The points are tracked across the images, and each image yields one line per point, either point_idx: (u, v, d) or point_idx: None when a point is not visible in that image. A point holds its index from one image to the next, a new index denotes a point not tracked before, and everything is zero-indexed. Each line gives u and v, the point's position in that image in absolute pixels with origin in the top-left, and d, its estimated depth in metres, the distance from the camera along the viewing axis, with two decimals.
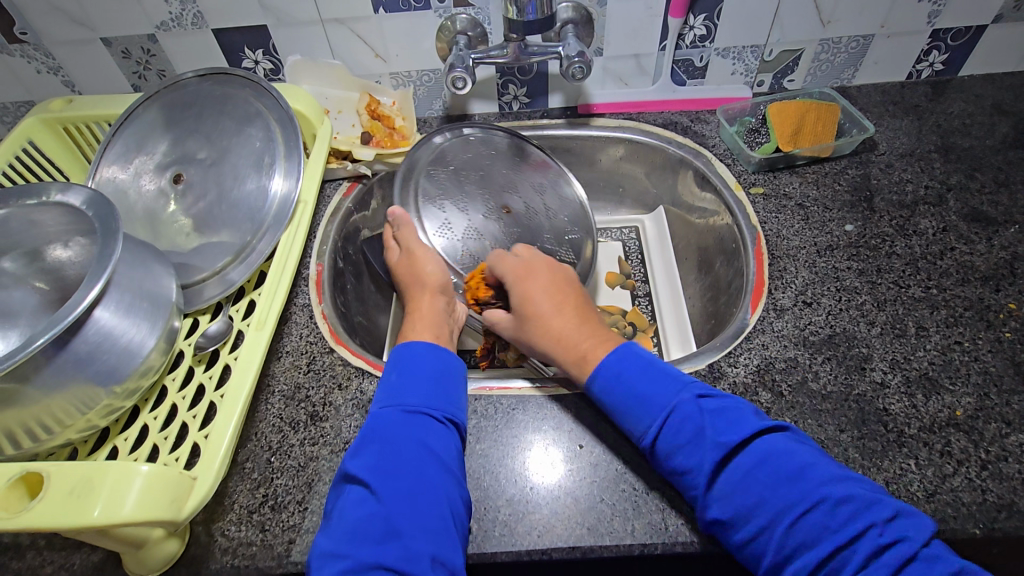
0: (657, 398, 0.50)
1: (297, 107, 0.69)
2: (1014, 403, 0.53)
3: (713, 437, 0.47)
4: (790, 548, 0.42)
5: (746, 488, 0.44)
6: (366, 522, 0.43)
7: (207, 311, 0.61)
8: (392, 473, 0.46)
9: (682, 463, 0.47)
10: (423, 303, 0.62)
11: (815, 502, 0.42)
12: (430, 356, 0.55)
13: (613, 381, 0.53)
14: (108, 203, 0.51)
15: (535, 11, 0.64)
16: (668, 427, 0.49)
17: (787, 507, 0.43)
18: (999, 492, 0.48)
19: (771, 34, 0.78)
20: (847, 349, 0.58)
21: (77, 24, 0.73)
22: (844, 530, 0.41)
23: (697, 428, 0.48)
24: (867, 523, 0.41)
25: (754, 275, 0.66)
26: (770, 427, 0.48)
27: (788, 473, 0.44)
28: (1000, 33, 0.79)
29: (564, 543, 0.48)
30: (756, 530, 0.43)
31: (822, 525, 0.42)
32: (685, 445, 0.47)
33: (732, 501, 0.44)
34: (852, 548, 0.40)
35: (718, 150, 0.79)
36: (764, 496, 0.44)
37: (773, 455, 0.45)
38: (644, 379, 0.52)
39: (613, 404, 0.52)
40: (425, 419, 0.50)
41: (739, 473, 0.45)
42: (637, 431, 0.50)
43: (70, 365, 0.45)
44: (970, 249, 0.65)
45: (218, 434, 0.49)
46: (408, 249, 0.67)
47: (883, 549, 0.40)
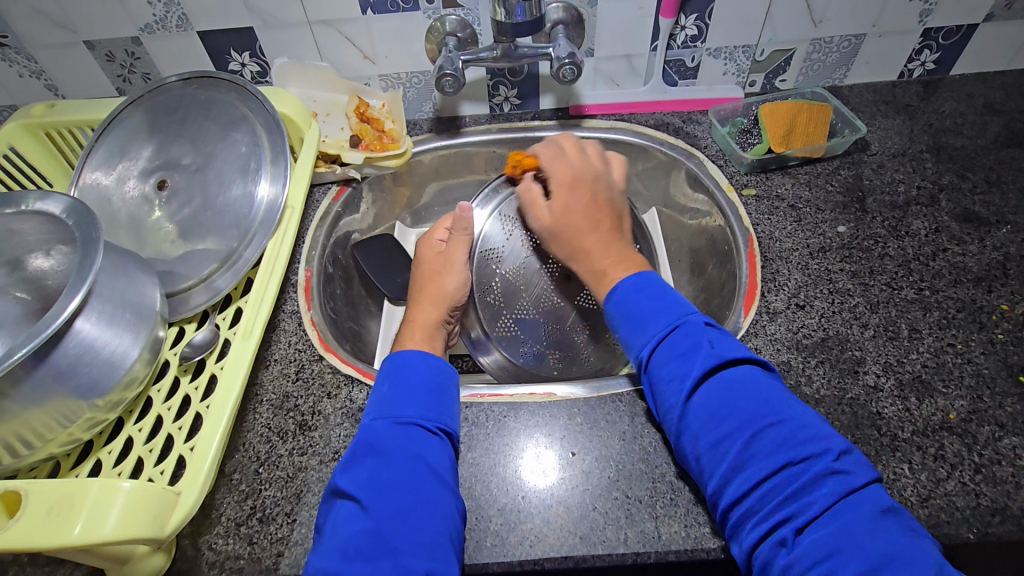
0: (664, 313, 0.51)
1: (283, 111, 0.68)
2: (1007, 405, 0.53)
3: (708, 350, 0.48)
4: (742, 463, 0.43)
5: (720, 402, 0.45)
6: (359, 540, 0.43)
7: (193, 320, 0.60)
8: (384, 488, 0.46)
9: (671, 370, 0.48)
10: (419, 314, 0.64)
11: (780, 423, 0.44)
12: (422, 367, 0.55)
13: (631, 295, 0.54)
14: (89, 211, 0.50)
15: (524, 13, 0.63)
16: (669, 339, 0.50)
17: (750, 426, 0.44)
18: (993, 496, 0.48)
19: (762, 33, 0.77)
20: (840, 352, 0.57)
21: (59, 26, 0.71)
22: (798, 449, 0.42)
23: (694, 344, 0.49)
24: (820, 450, 0.42)
25: (747, 278, 0.65)
26: (755, 359, 0.49)
27: (764, 397, 0.45)
28: (991, 32, 0.78)
29: (556, 553, 0.48)
30: (719, 441, 0.44)
31: (779, 446, 0.42)
32: (674, 358, 0.48)
33: (710, 407, 0.46)
34: (800, 469, 0.41)
35: (711, 152, 0.78)
36: (736, 411, 0.45)
37: (755, 381, 0.46)
38: (656, 297, 0.53)
39: (622, 319, 0.54)
40: (419, 431, 0.49)
41: (722, 388, 0.46)
42: (636, 339, 0.52)
43: (51, 379, 0.44)
44: (962, 250, 0.65)
45: (204, 445, 0.48)
46: (448, 255, 0.69)
47: (830, 473, 0.41)
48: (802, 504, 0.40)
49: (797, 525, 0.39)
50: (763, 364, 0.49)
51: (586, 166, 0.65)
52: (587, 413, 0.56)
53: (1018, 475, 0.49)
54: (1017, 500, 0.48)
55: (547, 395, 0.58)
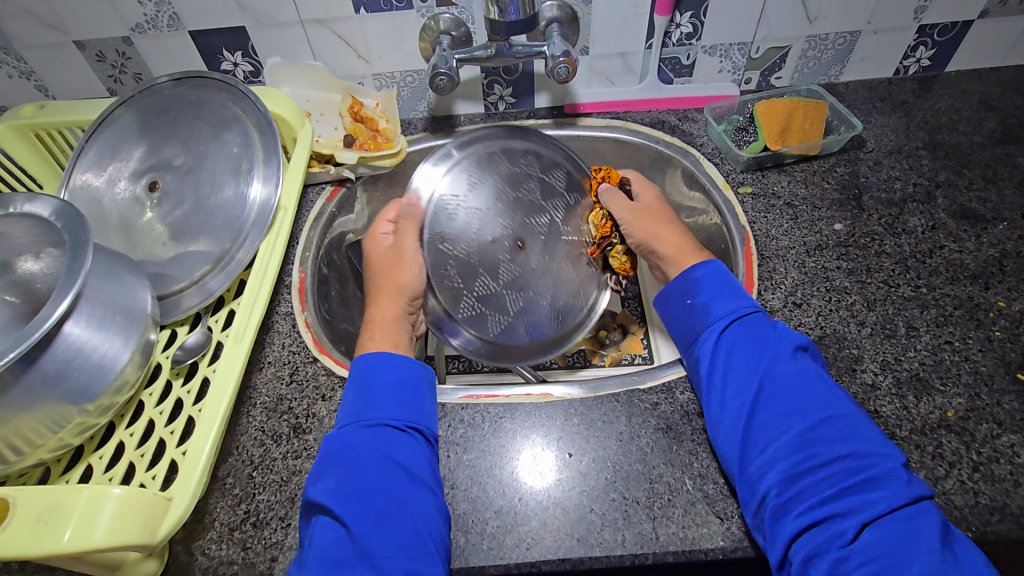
0: (740, 299, 0.56)
1: (276, 110, 0.67)
2: (1005, 403, 0.53)
3: (787, 340, 0.53)
4: (808, 443, 0.47)
5: (794, 384, 0.50)
6: (336, 548, 0.43)
7: (186, 322, 0.60)
8: (358, 493, 0.46)
9: (745, 349, 0.53)
10: (379, 312, 0.60)
11: (846, 419, 0.47)
12: (389, 364, 0.54)
13: (711, 277, 0.59)
14: (78, 213, 0.49)
15: (517, 12, 0.62)
16: (748, 323, 0.54)
17: (818, 412, 0.48)
18: (991, 494, 0.48)
19: (757, 31, 0.77)
20: (837, 350, 0.57)
21: (48, 27, 0.71)
22: (863, 445, 0.46)
23: (769, 333, 0.53)
24: (884, 451, 0.46)
25: (744, 277, 0.65)
26: (820, 363, 0.54)
27: (831, 393, 0.49)
28: (986, 28, 0.78)
29: (553, 555, 0.47)
30: (786, 418, 0.48)
31: (845, 437, 0.46)
32: (751, 339, 0.53)
33: (785, 385, 0.50)
34: (869, 463, 0.45)
35: (707, 149, 0.78)
36: (806, 397, 0.49)
37: (822, 378, 0.51)
38: (733, 287, 0.58)
39: (698, 292, 0.58)
40: (390, 433, 0.50)
41: (796, 371, 0.50)
42: (716, 311, 0.56)
43: (39, 384, 0.43)
44: (959, 247, 0.65)
45: (196, 449, 0.47)
46: (399, 246, 0.62)
47: (894, 475, 0.44)
48: (866, 497, 0.43)
49: (860, 519, 0.43)
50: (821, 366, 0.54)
51: (643, 204, 0.70)
52: (585, 413, 0.55)
53: (1016, 473, 0.49)
54: (1015, 498, 0.48)
55: (543, 396, 0.57)
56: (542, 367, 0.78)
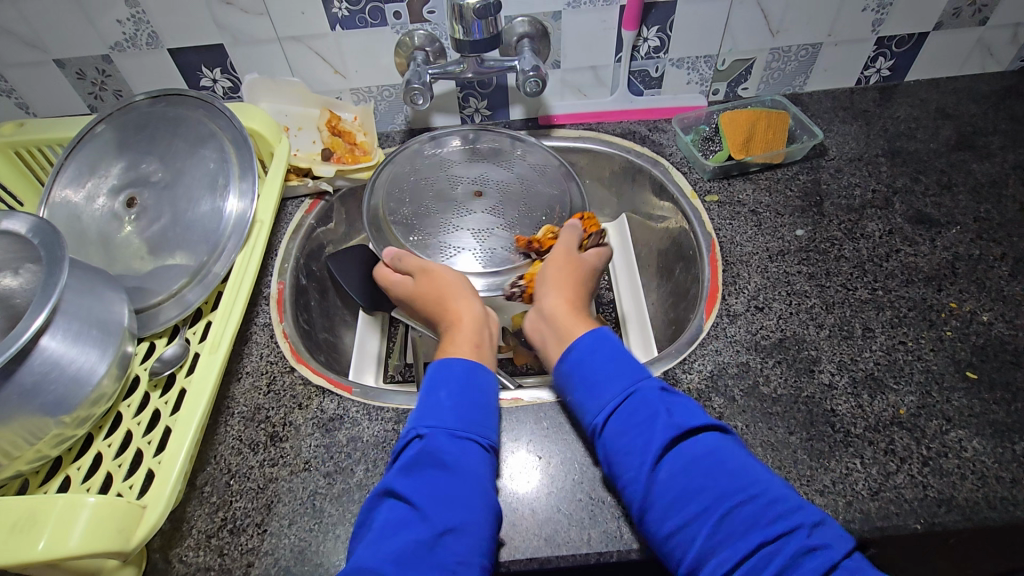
0: (621, 377, 0.51)
1: (252, 126, 0.69)
2: (954, 400, 0.55)
3: (667, 420, 0.47)
4: (717, 544, 0.41)
5: (686, 476, 0.44)
6: (412, 549, 0.42)
7: (164, 335, 0.61)
8: (440, 498, 0.45)
9: (630, 443, 0.47)
10: (463, 310, 0.62)
11: (747, 500, 0.42)
12: (475, 377, 0.54)
13: (584, 356, 0.53)
14: (53, 230, 0.50)
15: (481, 31, 0.65)
16: (626, 405, 0.49)
17: (717, 505, 0.43)
18: (939, 487, 0.50)
19: (722, 44, 0.80)
20: (796, 352, 0.59)
21: (28, 46, 0.72)
22: (771, 528, 0.41)
23: (651, 413, 0.48)
24: (794, 524, 0.41)
25: (709, 282, 0.67)
26: (712, 428, 0.48)
27: (727, 470, 0.44)
28: (940, 40, 0.81)
29: (522, 555, 0.49)
30: (688, 520, 0.43)
31: (750, 525, 0.41)
32: (634, 428, 0.48)
33: (673, 484, 0.44)
34: (775, 547, 0.40)
35: (675, 159, 0.80)
36: (702, 489, 0.44)
37: (720, 450, 0.46)
38: (611, 362, 0.53)
39: (577, 382, 0.53)
40: (473, 445, 0.49)
41: (682, 462, 0.45)
42: (592, 406, 0.51)
43: (16, 397, 0.45)
44: (914, 251, 0.67)
45: (170, 459, 0.48)
46: (419, 268, 0.67)
47: (809, 550, 0.39)
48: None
49: None
50: (720, 429, 0.49)
51: (581, 260, 0.68)
52: (554, 417, 0.57)
53: (962, 467, 0.51)
54: (961, 490, 0.50)
55: (514, 400, 0.59)
56: (518, 373, 0.79)
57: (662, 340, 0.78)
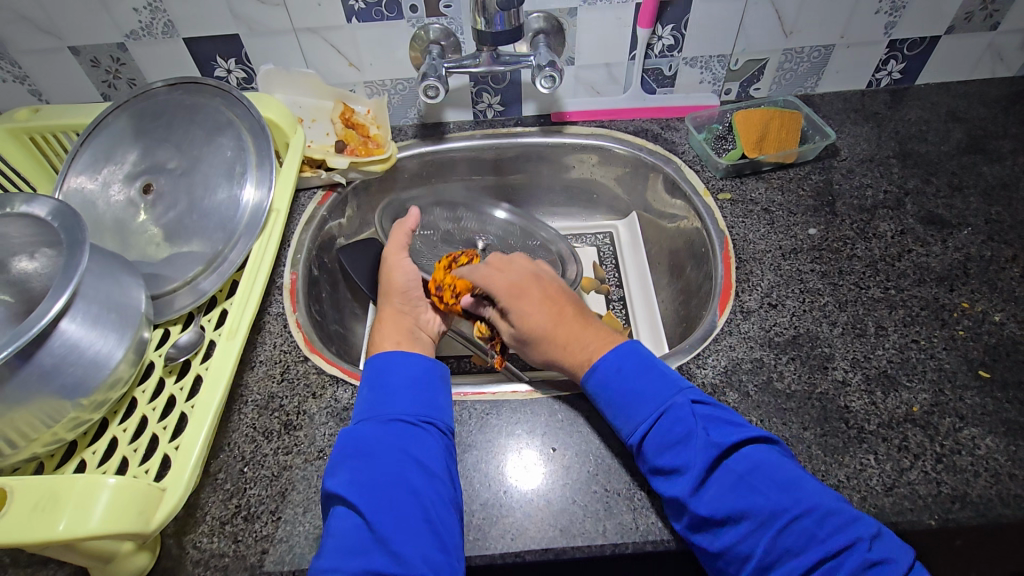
0: (653, 396, 0.51)
1: (269, 117, 0.69)
2: (967, 398, 0.55)
3: (704, 440, 0.47)
4: (776, 557, 0.42)
5: (735, 496, 0.44)
6: (357, 540, 0.43)
7: (178, 322, 0.61)
8: (375, 486, 0.46)
9: (669, 463, 0.47)
10: (385, 309, 0.63)
11: (804, 512, 0.43)
12: (403, 363, 0.54)
13: (613, 375, 0.53)
14: (75, 214, 0.50)
15: (503, 23, 0.65)
16: (660, 425, 0.49)
17: (775, 519, 0.43)
18: (953, 484, 0.50)
19: (736, 43, 0.80)
20: (810, 349, 0.60)
21: (44, 32, 0.72)
22: (830, 542, 0.41)
23: (688, 430, 0.48)
24: (852, 538, 0.41)
25: (722, 279, 0.68)
26: (754, 438, 0.47)
27: (780, 481, 0.44)
28: (952, 44, 0.82)
29: (536, 545, 0.49)
30: (743, 534, 0.43)
31: (808, 539, 0.42)
32: (673, 447, 0.48)
33: (722, 502, 0.44)
34: (835, 562, 0.40)
35: (688, 157, 0.81)
36: (751, 505, 0.44)
37: (763, 464, 0.46)
38: (642, 377, 0.52)
39: (605, 400, 0.53)
40: (404, 427, 0.50)
41: (731, 480, 0.45)
42: (626, 426, 0.51)
43: (35, 378, 0.45)
44: (926, 251, 0.68)
45: (189, 444, 0.48)
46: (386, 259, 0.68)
47: (870, 564, 0.40)
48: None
49: None
50: (766, 440, 0.48)
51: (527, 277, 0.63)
52: (568, 410, 0.57)
53: (976, 464, 0.51)
54: (975, 487, 0.50)
55: (527, 392, 0.59)
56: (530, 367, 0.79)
57: (672, 338, 0.78)
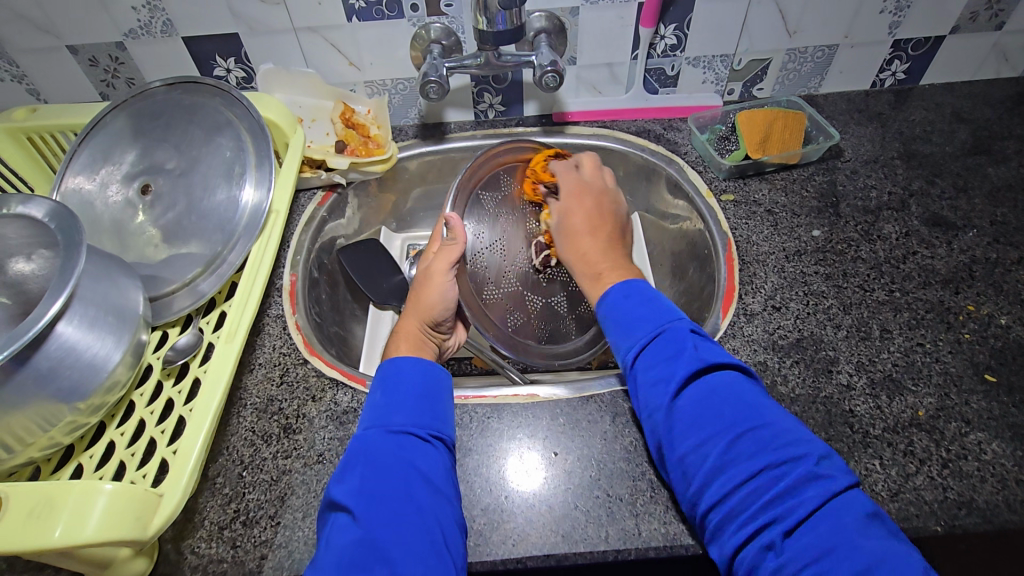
0: (652, 317, 0.51)
1: (268, 117, 0.68)
2: (973, 402, 0.55)
3: (693, 354, 0.48)
4: (725, 464, 0.42)
5: (705, 404, 0.45)
6: (354, 550, 0.41)
7: (176, 324, 0.60)
8: (378, 497, 0.44)
9: (656, 374, 0.48)
10: (403, 324, 0.63)
11: (761, 426, 0.43)
12: (412, 373, 0.54)
13: (620, 300, 0.54)
14: (71, 215, 0.50)
15: (504, 22, 0.65)
16: (654, 342, 0.50)
17: (736, 427, 0.43)
18: (959, 489, 0.50)
19: (739, 43, 0.79)
20: (814, 352, 0.59)
21: (42, 31, 0.71)
22: (781, 452, 0.42)
23: (677, 348, 0.48)
24: (803, 452, 0.42)
25: (725, 281, 0.67)
26: (735, 366, 0.48)
27: (747, 401, 0.45)
28: (957, 44, 0.81)
29: (538, 551, 0.48)
30: (702, 443, 0.44)
31: (759, 449, 0.42)
32: (661, 360, 0.48)
33: (693, 411, 0.45)
34: (781, 471, 0.41)
35: (691, 158, 0.80)
36: (716, 415, 0.45)
37: (738, 386, 0.46)
38: (644, 305, 0.53)
39: (612, 323, 0.54)
40: (413, 440, 0.49)
41: (704, 391, 0.46)
42: (623, 343, 0.52)
43: (31, 382, 0.44)
44: (931, 253, 0.67)
45: (187, 448, 0.48)
46: (431, 267, 0.64)
47: (813, 476, 0.40)
48: (792, 505, 0.39)
49: (782, 529, 0.39)
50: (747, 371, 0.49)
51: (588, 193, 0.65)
52: (570, 414, 0.57)
53: (982, 470, 0.51)
54: (981, 492, 0.50)
55: (528, 396, 0.58)
56: (530, 369, 0.79)
57: None
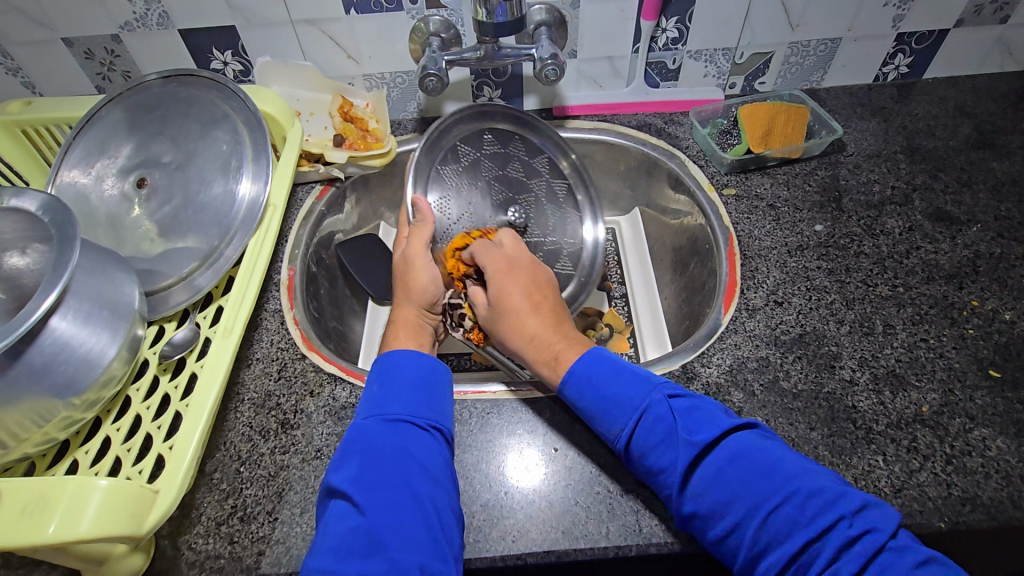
0: (626, 401, 0.49)
1: (265, 109, 0.68)
2: (977, 398, 0.54)
3: (686, 436, 0.46)
4: (767, 544, 0.41)
5: (718, 487, 0.43)
6: (350, 539, 0.41)
7: (173, 318, 0.60)
8: (375, 485, 0.44)
9: (656, 464, 0.46)
10: (398, 313, 0.61)
11: (784, 498, 0.41)
12: (409, 362, 0.53)
13: (582, 384, 0.52)
14: (65, 208, 0.49)
15: (505, 14, 0.64)
16: (640, 428, 0.48)
17: (756, 508, 0.42)
18: (963, 486, 0.49)
19: (741, 37, 0.79)
20: (817, 348, 0.59)
21: (36, 23, 0.71)
22: (813, 525, 0.40)
23: (668, 429, 0.46)
24: (834, 517, 0.40)
25: (727, 276, 0.67)
26: (735, 426, 0.46)
27: (760, 468, 0.43)
28: (961, 37, 0.81)
29: (538, 548, 0.48)
30: (732, 529, 0.42)
31: (792, 523, 0.40)
32: (657, 447, 0.46)
33: (706, 497, 0.43)
34: (821, 546, 0.39)
35: (692, 152, 0.80)
36: (735, 495, 0.43)
37: (746, 452, 0.44)
38: (613, 379, 0.51)
39: (587, 404, 0.51)
40: (411, 429, 0.48)
41: (712, 474, 0.44)
42: (609, 432, 0.49)
43: (25, 377, 0.43)
44: (935, 248, 0.67)
45: (183, 443, 0.47)
46: (407, 254, 0.62)
47: (852, 542, 0.39)
48: None
49: None
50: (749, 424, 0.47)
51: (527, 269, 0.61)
52: (570, 409, 0.56)
53: (986, 466, 0.50)
54: (985, 489, 0.49)
55: (528, 391, 0.58)
56: None
57: (675, 336, 0.78)
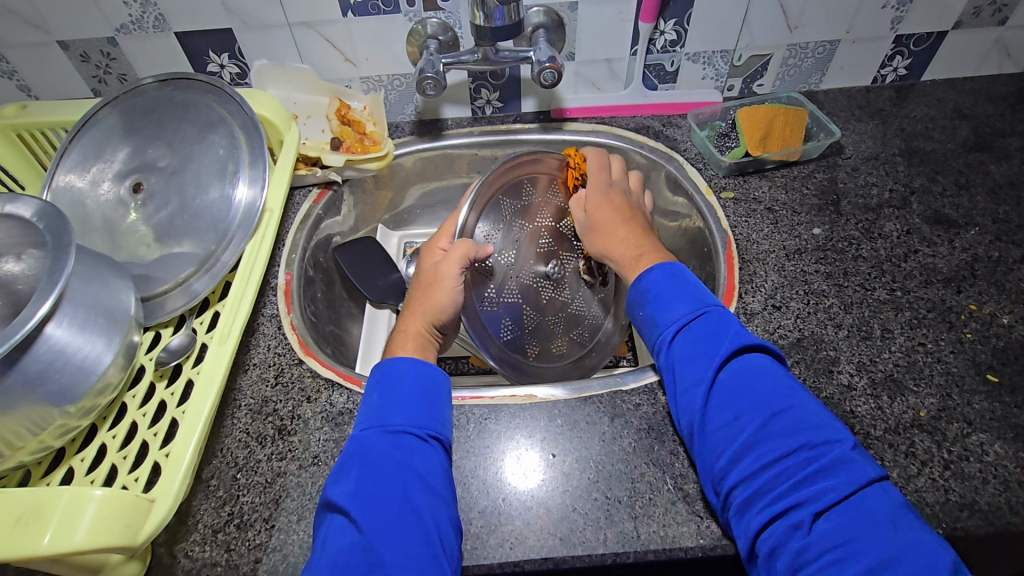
0: (691, 299, 0.53)
1: (262, 113, 0.67)
2: (975, 403, 0.54)
3: (733, 335, 0.49)
4: (762, 439, 0.44)
5: (744, 381, 0.47)
6: (349, 554, 0.41)
7: (169, 324, 0.60)
8: (374, 498, 0.44)
9: (694, 351, 0.49)
10: (408, 325, 0.60)
11: (792, 408, 0.45)
12: (410, 372, 0.53)
13: (658, 279, 0.55)
14: (60, 215, 0.49)
15: (503, 18, 0.64)
16: (694, 321, 0.51)
17: (767, 409, 0.45)
18: (961, 491, 0.49)
19: (739, 39, 0.78)
20: (814, 352, 0.59)
21: (31, 26, 0.70)
22: (815, 434, 0.43)
23: (717, 329, 0.50)
24: (838, 437, 0.43)
25: (725, 280, 0.66)
26: (771, 352, 0.50)
27: (783, 384, 0.47)
28: (959, 39, 0.80)
29: (536, 555, 0.48)
30: (740, 416, 0.45)
31: (795, 427, 0.44)
32: (700, 338, 0.50)
33: (731, 388, 0.47)
34: (815, 452, 0.42)
35: (690, 155, 0.79)
36: (752, 393, 0.46)
37: (774, 369, 0.48)
38: (682, 285, 0.54)
39: (648, 298, 0.55)
40: (411, 441, 0.48)
41: (744, 374, 0.47)
42: (663, 319, 0.53)
43: (19, 385, 0.43)
44: (933, 252, 0.66)
45: (179, 451, 0.47)
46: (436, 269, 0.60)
47: (846, 460, 0.41)
48: (819, 487, 0.40)
49: (813, 509, 0.40)
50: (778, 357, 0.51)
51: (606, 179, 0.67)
52: (568, 414, 0.56)
53: (984, 471, 0.50)
54: (983, 494, 0.49)
55: (526, 396, 0.58)
56: None
57: None
